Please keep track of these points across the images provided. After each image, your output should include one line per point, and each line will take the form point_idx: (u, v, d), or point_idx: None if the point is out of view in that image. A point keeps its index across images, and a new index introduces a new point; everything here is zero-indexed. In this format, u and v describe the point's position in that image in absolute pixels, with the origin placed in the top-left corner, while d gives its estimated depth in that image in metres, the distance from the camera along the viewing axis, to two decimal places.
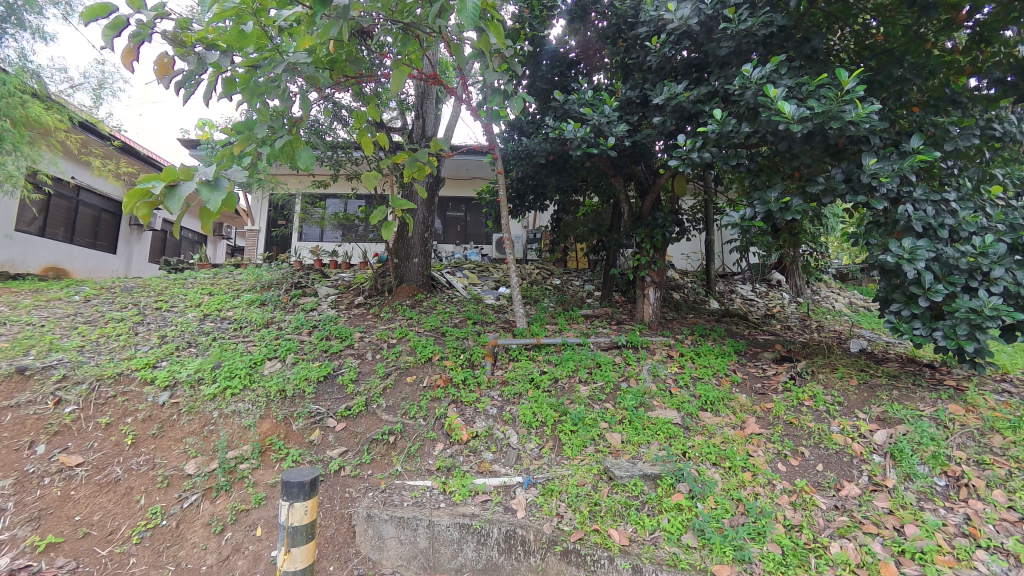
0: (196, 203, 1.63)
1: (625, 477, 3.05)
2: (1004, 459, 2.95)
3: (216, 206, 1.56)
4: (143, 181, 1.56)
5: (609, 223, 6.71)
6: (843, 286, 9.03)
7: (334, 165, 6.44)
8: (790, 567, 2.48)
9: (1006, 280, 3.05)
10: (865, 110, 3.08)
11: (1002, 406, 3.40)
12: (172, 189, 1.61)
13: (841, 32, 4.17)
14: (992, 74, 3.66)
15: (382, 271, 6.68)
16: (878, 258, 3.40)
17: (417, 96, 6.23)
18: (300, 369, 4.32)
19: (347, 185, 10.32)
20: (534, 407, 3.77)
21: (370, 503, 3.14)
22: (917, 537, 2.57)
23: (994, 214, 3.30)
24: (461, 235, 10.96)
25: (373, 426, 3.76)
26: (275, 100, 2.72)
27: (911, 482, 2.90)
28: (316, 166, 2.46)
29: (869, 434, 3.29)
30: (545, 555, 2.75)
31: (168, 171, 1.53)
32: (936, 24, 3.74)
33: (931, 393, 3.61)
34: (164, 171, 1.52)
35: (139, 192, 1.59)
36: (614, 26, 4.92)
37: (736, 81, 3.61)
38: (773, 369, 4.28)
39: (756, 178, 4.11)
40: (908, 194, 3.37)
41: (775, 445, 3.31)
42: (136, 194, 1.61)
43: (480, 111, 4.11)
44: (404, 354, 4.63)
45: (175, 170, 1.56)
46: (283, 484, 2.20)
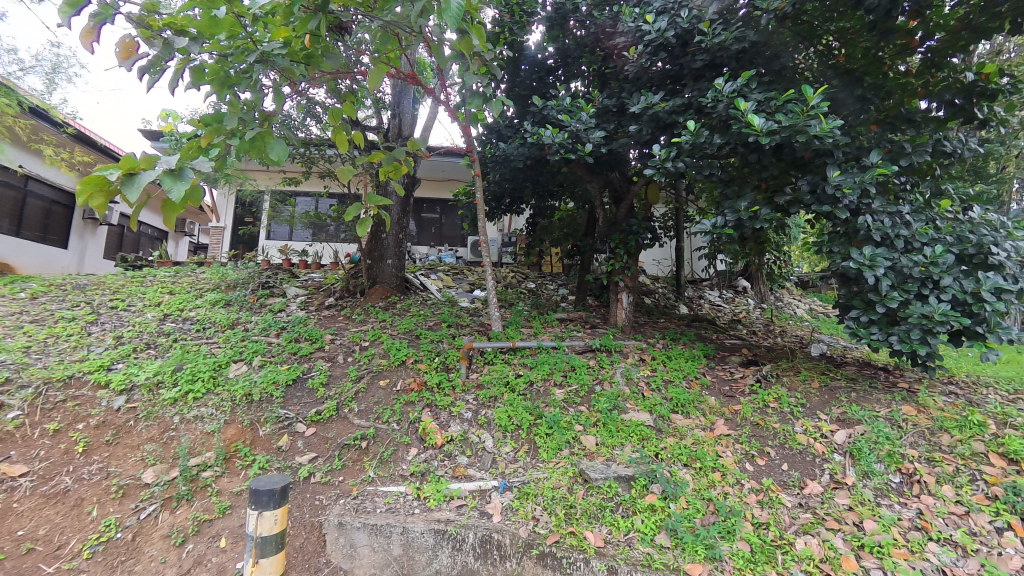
0: (157, 192, 1.53)
1: (599, 479, 3.08)
2: (952, 457, 3.14)
3: (179, 197, 1.47)
4: (99, 168, 1.46)
5: (584, 228, 6.80)
6: (804, 293, 9.45)
7: (306, 163, 6.28)
8: (758, 564, 2.57)
9: (954, 289, 3.26)
10: (828, 125, 3.24)
11: (949, 406, 3.63)
12: (131, 178, 1.52)
13: (806, 51, 4.23)
14: (943, 97, 3.87)
15: (354, 272, 6.56)
16: (840, 265, 3.59)
17: (393, 95, 6.17)
18: (267, 372, 4.18)
19: (319, 184, 10.10)
20: (509, 410, 3.76)
21: (341, 511, 3.05)
22: (875, 532, 2.70)
23: (942, 226, 3.54)
24: (436, 237, 10.86)
25: (344, 432, 3.66)
26: (246, 91, 2.61)
27: (869, 480, 3.06)
28: (288, 159, 2.29)
29: (830, 435, 3.44)
30: (521, 559, 2.74)
31: (128, 158, 1.43)
32: (892, 48, 3.90)
33: (886, 394, 3.82)
34: (122, 157, 1.42)
35: (95, 179, 1.48)
36: (592, 36, 4.96)
37: (709, 94, 3.74)
38: (740, 373, 4.43)
39: (727, 187, 4.27)
40: (866, 206, 3.57)
41: (743, 446, 3.42)
42: (91, 181, 1.51)
43: (458, 113, 4.09)
44: (377, 357, 4.54)
45: (136, 158, 1.47)
46: (252, 492, 2.11)
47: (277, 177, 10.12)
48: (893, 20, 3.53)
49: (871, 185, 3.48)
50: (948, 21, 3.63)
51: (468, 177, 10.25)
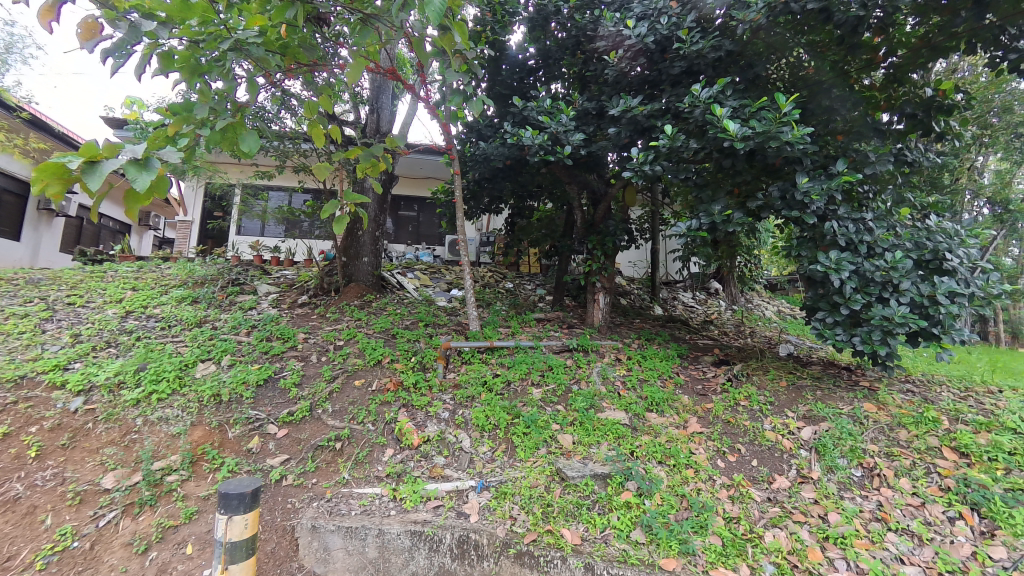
0: (119, 183, 1.44)
1: (576, 477, 3.11)
2: (909, 451, 3.31)
3: (144, 188, 1.39)
4: (57, 155, 1.37)
5: (562, 229, 6.84)
6: (773, 296, 9.80)
7: (280, 157, 6.11)
8: (729, 557, 2.65)
9: (912, 293, 3.44)
10: (799, 132, 3.36)
11: (906, 404, 3.84)
12: (93, 167, 1.43)
13: (779, 62, 4.37)
14: (903, 110, 4.09)
15: (328, 270, 6.42)
16: (808, 268, 3.74)
17: (372, 90, 6.08)
18: (237, 372, 4.05)
19: (293, 179, 9.85)
20: (487, 410, 3.75)
21: (314, 514, 2.97)
22: (838, 523, 2.82)
23: (901, 233, 3.74)
24: (413, 235, 10.73)
25: (318, 433, 3.58)
26: (219, 80, 2.48)
27: (833, 474, 3.19)
28: (260, 150, 2.15)
29: (797, 431, 3.58)
30: (498, 559, 2.74)
31: (89, 146, 1.35)
32: (859, 62, 4.09)
33: (848, 393, 4.00)
34: (82, 145, 1.33)
35: (52, 167, 1.39)
36: (573, 39, 4.99)
37: (686, 99, 3.82)
38: (712, 372, 4.56)
39: (702, 192, 4.38)
40: (832, 212, 3.73)
41: (715, 443, 3.52)
42: (48, 168, 1.41)
43: (438, 110, 4.04)
44: (352, 357, 4.46)
45: (97, 147, 1.38)
46: (221, 496, 2.03)
47: (248, 171, 9.81)
48: (859, 35, 3.70)
49: (837, 192, 3.64)
50: (910, 38, 3.82)
51: (447, 175, 10.19)
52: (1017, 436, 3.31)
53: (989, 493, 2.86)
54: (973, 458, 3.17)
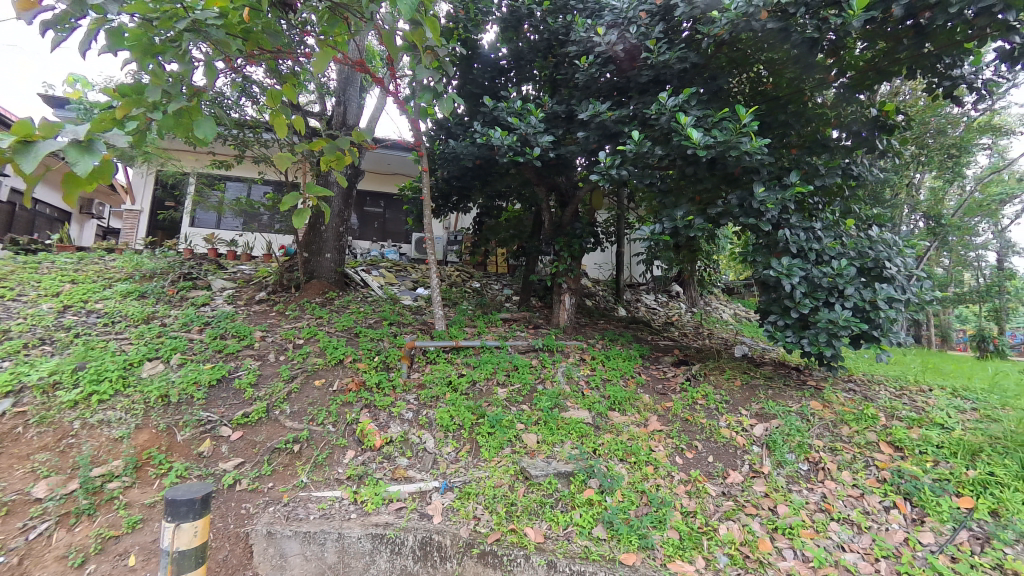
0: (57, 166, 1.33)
1: (539, 476, 3.13)
2: (850, 445, 3.55)
3: (84, 173, 1.28)
4: None
5: (530, 230, 6.89)
6: (730, 299, 10.24)
7: (239, 147, 5.85)
8: (686, 549, 2.75)
9: (855, 298, 3.69)
10: (757, 143, 3.52)
11: (848, 401, 4.11)
12: (25, 147, 1.31)
13: (739, 76, 4.61)
14: (851, 128, 4.38)
15: (288, 266, 6.20)
16: (762, 273, 3.95)
17: (339, 81, 5.91)
18: (187, 372, 3.84)
19: (252, 170, 9.43)
20: (451, 410, 3.71)
21: (271, 519, 2.86)
22: (787, 515, 2.98)
23: (846, 242, 4.00)
24: (379, 232, 10.51)
25: (275, 435, 3.45)
26: (174, 62, 2.31)
27: (783, 468, 3.37)
28: (216, 138, 1.99)
29: (750, 428, 3.76)
30: (461, 560, 2.72)
31: (21, 123, 1.23)
32: (812, 81, 4.31)
33: (797, 392, 4.24)
34: (12, 122, 1.22)
35: None
36: (545, 42, 5.05)
37: (653, 106, 3.93)
38: (672, 371, 4.73)
39: (665, 197, 4.54)
40: (785, 220, 3.94)
41: (673, 440, 3.65)
42: None
43: (408, 106, 3.97)
44: (312, 356, 4.32)
45: (31, 125, 1.26)
46: (168, 503, 1.87)
47: (204, 159, 9.33)
48: (813, 56, 3.89)
49: (790, 202, 3.85)
50: (858, 61, 4.07)
51: (414, 172, 10.04)
52: (943, 430, 3.62)
53: (919, 484, 3.11)
54: (906, 452, 3.44)
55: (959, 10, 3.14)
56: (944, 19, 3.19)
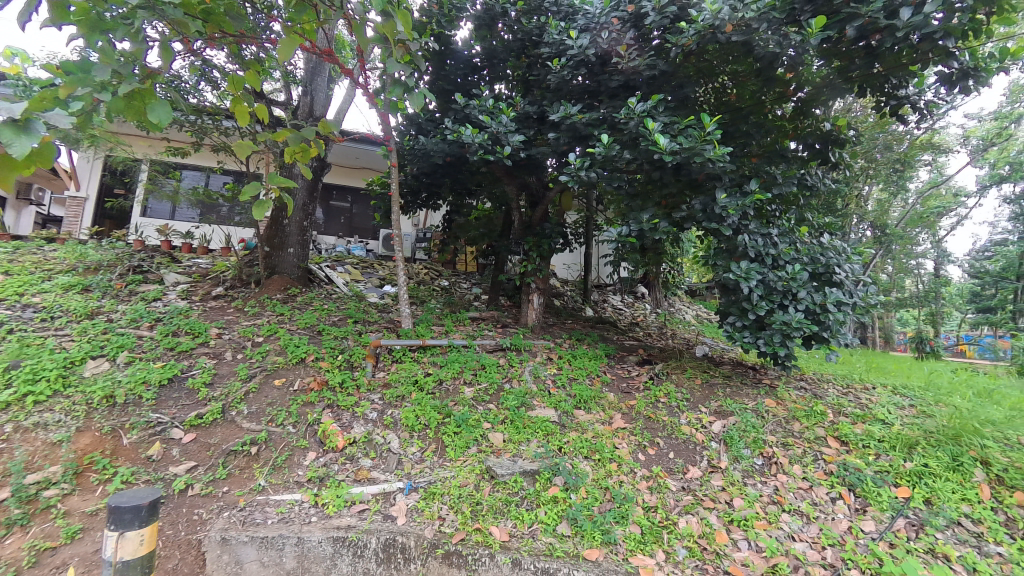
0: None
1: (505, 475, 3.14)
2: (800, 440, 3.75)
3: (22, 155, 1.20)
4: None
5: (500, 229, 6.89)
6: (692, 301, 10.60)
7: (197, 134, 5.56)
8: (647, 544, 2.83)
9: (807, 301, 3.90)
10: (719, 150, 3.64)
11: (799, 399, 4.35)
12: None
13: (706, 86, 4.74)
14: (807, 141, 4.69)
15: (248, 260, 5.95)
16: (722, 276, 4.11)
17: (306, 70, 5.72)
18: (136, 370, 3.62)
19: (210, 158, 9.00)
20: (416, 410, 3.66)
21: (225, 525, 2.73)
22: (742, 507, 3.13)
23: (800, 248, 4.22)
24: (345, 227, 10.24)
25: (231, 437, 3.30)
26: (126, 41, 2.15)
27: (738, 463, 3.53)
28: (171, 122, 1.85)
29: (708, 425, 3.90)
30: (426, 560, 2.69)
31: None
32: (773, 94, 4.50)
33: (753, 390, 4.44)
34: None
35: None
36: (519, 42, 5.06)
37: (622, 111, 4.01)
38: (636, 370, 4.85)
39: (633, 201, 4.65)
40: (745, 226, 4.11)
41: (637, 437, 3.74)
42: None
43: (378, 99, 3.88)
44: (271, 355, 4.16)
45: None
46: (111, 511, 1.76)
47: (158, 146, 8.83)
48: (773, 70, 4.07)
49: (750, 209, 4.03)
50: (813, 78, 4.30)
51: (383, 166, 9.85)
52: (884, 425, 3.88)
53: (862, 475, 3.33)
54: (850, 446, 3.67)
55: (905, 35, 3.37)
56: (891, 42, 3.40)
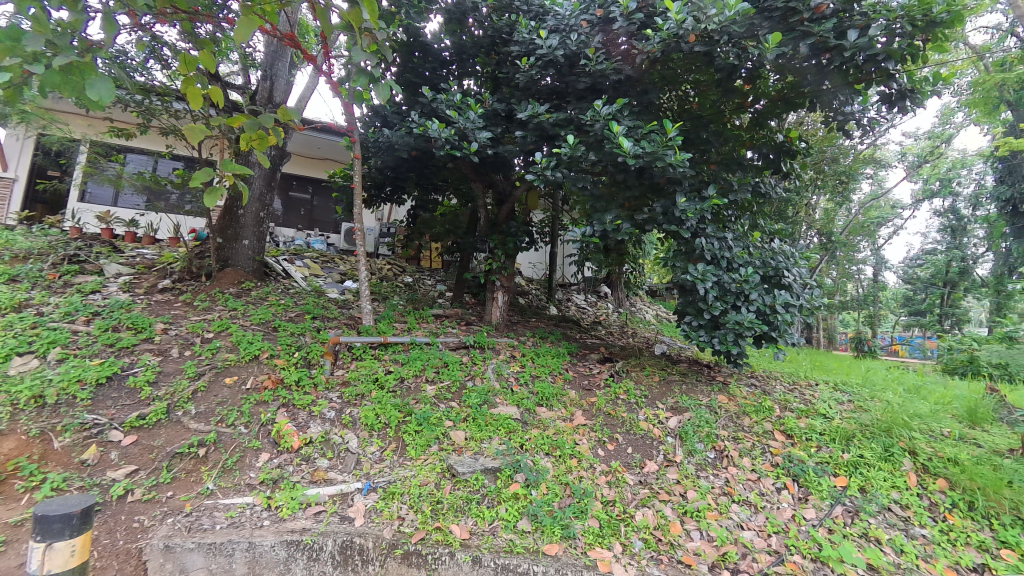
0: None
1: (466, 473, 3.13)
2: (750, 434, 3.94)
3: None
4: None
5: (465, 226, 6.85)
6: (653, 301, 10.91)
7: (143, 116, 5.22)
8: (606, 537, 2.89)
9: (759, 302, 4.10)
10: (679, 156, 3.76)
11: (749, 395, 4.56)
12: None
13: (670, 93, 4.89)
14: (762, 151, 4.91)
15: (198, 251, 5.64)
16: (680, 277, 4.25)
17: (266, 55, 5.49)
18: (69, 368, 3.36)
19: (159, 142, 8.47)
20: (376, 409, 3.59)
21: (169, 532, 2.58)
22: (695, 499, 3.25)
23: (752, 252, 4.43)
24: (304, 220, 9.89)
25: (176, 439, 3.12)
26: (62, 10, 1.96)
27: (693, 457, 3.66)
28: (114, 101, 1.69)
29: (665, 421, 4.03)
30: (384, 561, 2.65)
31: None
32: (731, 104, 4.71)
33: (707, 387, 4.63)
34: None
35: None
36: (489, 38, 5.06)
37: (588, 113, 4.06)
38: (597, 368, 4.94)
39: (597, 202, 4.73)
40: (702, 230, 4.27)
41: (597, 433, 3.81)
42: None
43: (341, 88, 3.75)
44: (223, 352, 3.96)
45: None
46: (37, 520, 1.62)
47: (99, 126, 8.22)
48: (732, 82, 4.23)
49: (707, 213, 4.19)
50: (768, 91, 4.52)
51: (346, 158, 9.58)
52: (825, 420, 4.14)
53: (805, 467, 3.54)
54: (795, 439, 3.89)
55: (851, 56, 3.59)
56: (839, 61, 3.62)
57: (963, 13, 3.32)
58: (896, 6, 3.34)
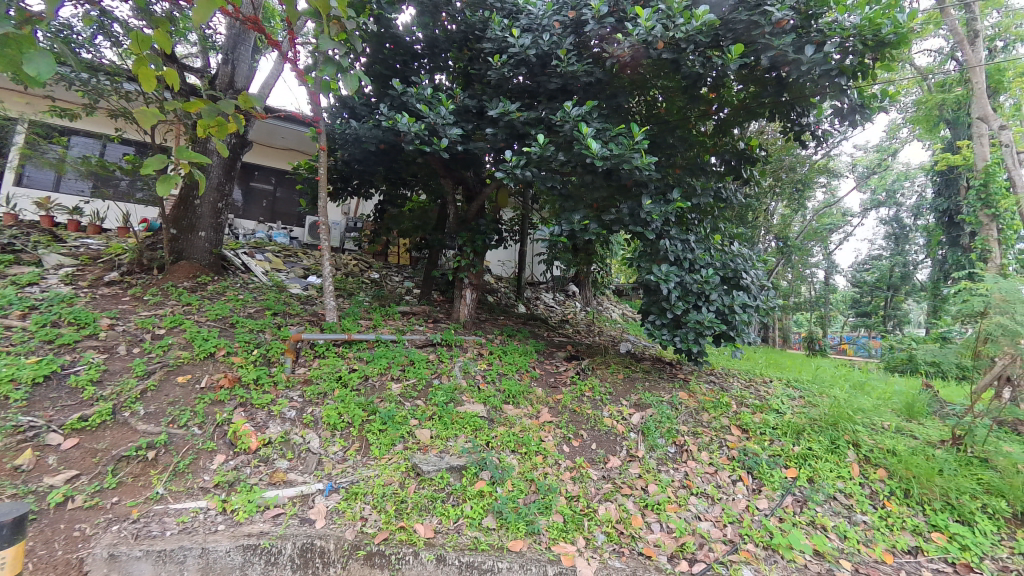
0: None
1: (431, 471, 3.10)
2: (708, 429, 4.09)
3: None
4: None
5: (435, 223, 6.79)
6: (619, 301, 11.14)
7: (90, 96, 4.89)
8: (569, 531, 2.94)
9: (719, 302, 4.26)
10: (645, 159, 3.84)
11: (708, 392, 4.74)
12: None
13: (638, 98, 5.00)
14: (724, 157, 5.10)
15: (150, 243, 5.35)
16: (645, 277, 4.36)
17: (228, 38, 5.24)
18: (1, 367, 3.12)
19: (108, 125, 7.97)
20: (340, 407, 3.51)
21: (113, 540, 2.44)
22: (656, 493, 3.35)
23: (713, 254, 4.59)
24: (266, 212, 9.54)
25: (123, 441, 2.95)
26: None
27: (654, 451, 3.77)
28: (56, 76, 1.49)
29: (628, 417, 4.13)
30: (346, 563, 2.59)
31: None
32: (697, 110, 4.85)
33: (669, 384, 4.77)
34: None
35: None
36: (462, 33, 5.05)
37: (558, 113, 4.09)
38: (564, 366, 5.00)
39: (565, 201, 4.78)
40: (667, 232, 4.40)
41: (562, 430, 3.87)
42: None
43: (307, 77, 3.62)
44: (175, 349, 3.78)
45: None
46: None
47: (40, 105, 7.66)
48: (698, 89, 4.36)
49: (671, 216, 4.31)
50: (731, 100, 4.69)
51: (312, 150, 9.30)
52: (778, 414, 4.35)
53: (759, 459, 3.70)
54: (750, 433, 4.06)
55: (807, 70, 3.78)
56: (797, 75, 3.79)
57: (908, 35, 3.55)
58: (848, 25, 3.53)
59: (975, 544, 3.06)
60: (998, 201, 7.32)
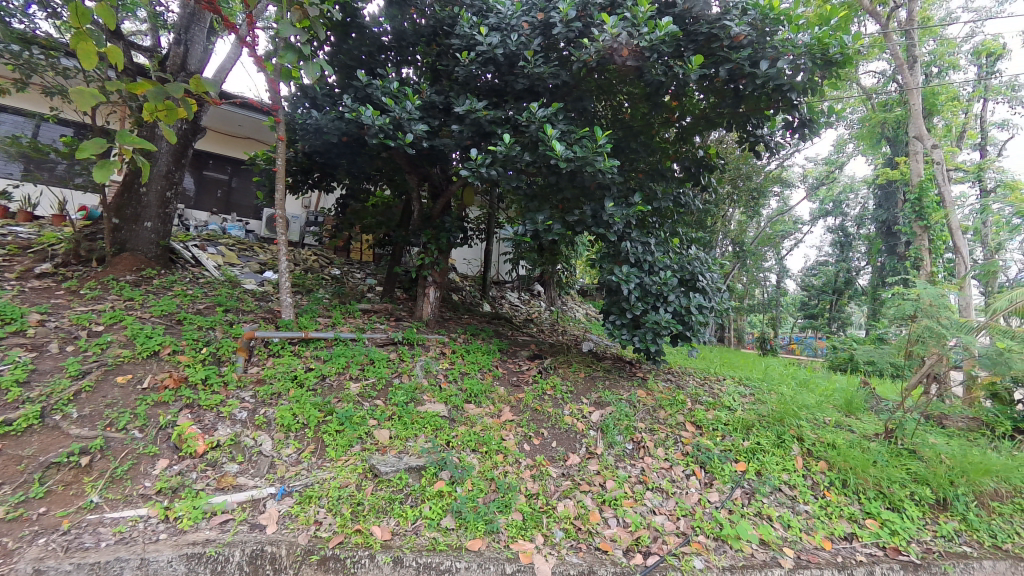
0: None
1: (389, 473, 3.05)
2: (664, 426, 4.23)
3: None
4: None
5: (399, 219, 6.66)
6: (583, 301, 11.31)
7: (20, 71, 4.49)
8: (528, 529, 2.96)
9: (676, 303, 4.40)
10: (608, 162, 3.93)
11: (665, 390, 4.88)
12: None
13: (604, 102, 5.10)
14: (684, 164, 5.28)
15: (88, 232, 4.97)
16: (607, 278, 4.44)
17: (181, 17, 4.93)
18: None
19: (42, 103, 7.35)
20: (294, 408, 3.39)
21: (39, 553, 2.26)
22: (613, 488, 3.42)
23: (671, 257, 4.74)
24: (220, 203, 9.10)
25: (53, 446, 2.74)
26: None
27: (613, 448, 3.85)
28: None
29: (588, 415, 4.20)
30: (298, 568, 2.51)
31: None
32: (659, 118, 4.98)
33: (628, 382, 4.88)
34: None
35: None
36: (431, 28, 4.99)
37: (525, 114, 4.11)
38: (527, 365, 5.03)
39: (530, 202, 4.80)
40: (628, 234, 4.50)
41: (523, 429, 3.89)
42: None
43: (266, 64, 3.47)
44: (114, 348, 3.54)
45: None
46: None
47: None
48: (660, 97, 4.48)
49: (632, 219, 4.41)
50: (692, 108, 4.84)
51: (271, 140, 8.93)
52: (729, 411, 4.54)
53: (711, 454, 3.86)
54: (703, 429, 4.22)
55: (762, 84, 3.95)
56: (752, 88, 3.96)
57: (852, 56, 3.78)
58: (800, 43, 3.72)
59: (902, 529, 3.33)
60: (930, 213, 7.91)
